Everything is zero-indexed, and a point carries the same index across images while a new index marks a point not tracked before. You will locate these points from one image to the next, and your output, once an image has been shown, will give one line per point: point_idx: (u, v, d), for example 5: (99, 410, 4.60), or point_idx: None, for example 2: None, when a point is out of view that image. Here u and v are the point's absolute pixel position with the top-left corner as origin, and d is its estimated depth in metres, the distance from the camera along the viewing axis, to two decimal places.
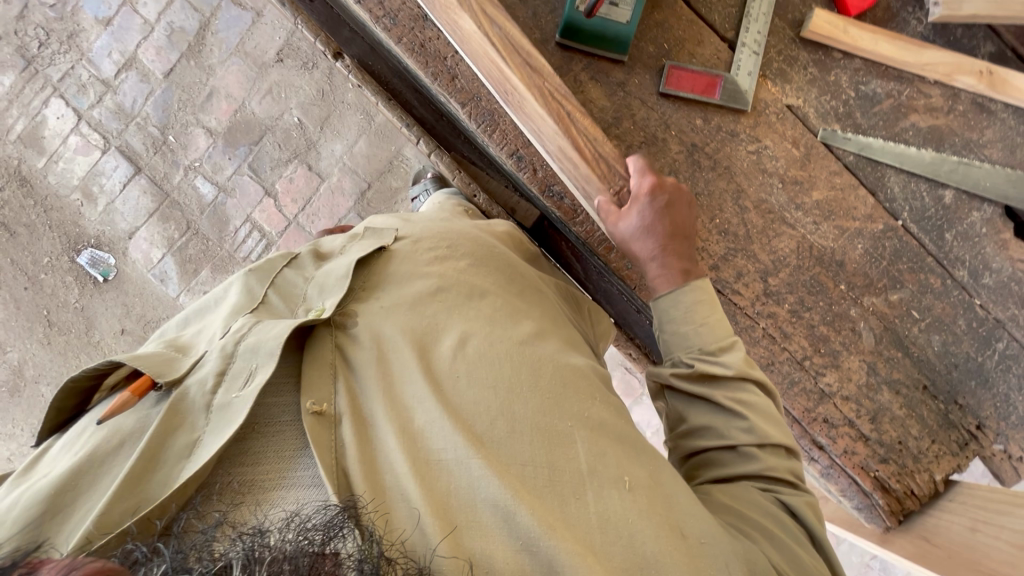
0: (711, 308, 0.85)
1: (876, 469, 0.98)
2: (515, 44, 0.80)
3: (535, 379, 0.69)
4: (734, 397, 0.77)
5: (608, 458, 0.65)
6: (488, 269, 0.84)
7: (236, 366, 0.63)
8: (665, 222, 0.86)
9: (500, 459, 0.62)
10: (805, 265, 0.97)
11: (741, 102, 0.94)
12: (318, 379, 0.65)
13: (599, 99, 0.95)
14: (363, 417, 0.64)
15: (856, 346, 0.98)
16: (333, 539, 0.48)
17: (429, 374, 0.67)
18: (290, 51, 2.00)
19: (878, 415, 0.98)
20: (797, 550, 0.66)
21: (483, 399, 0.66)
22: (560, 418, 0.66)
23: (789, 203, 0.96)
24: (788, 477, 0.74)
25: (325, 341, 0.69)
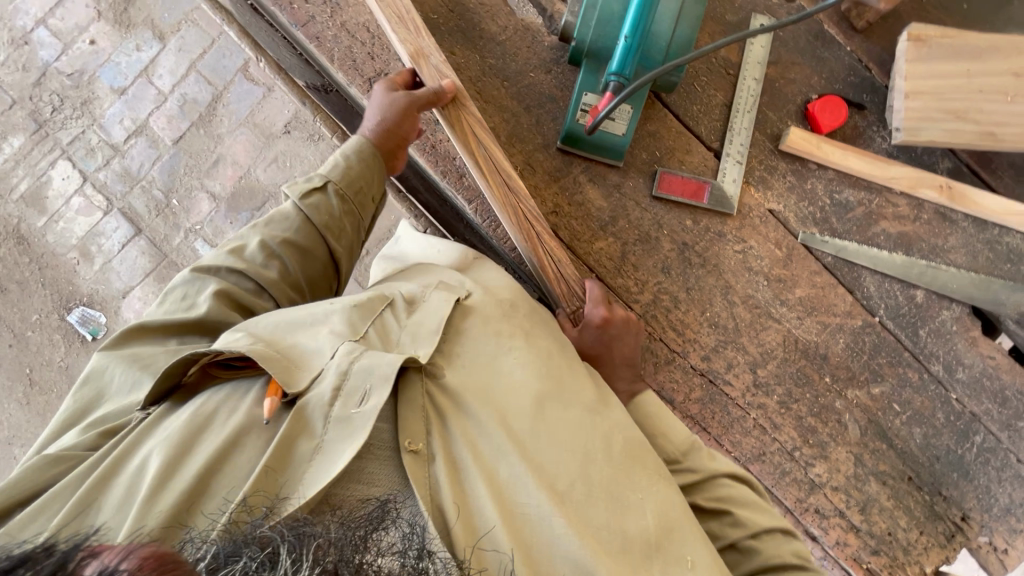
0: (664, 419, 0.84)
1: (868, 561, 0.99)
2: (499, 168, 0.91)
3: (614, 447, 0.68)
4: (711, 498, 0.79)
5: (678, 536, 0.65)
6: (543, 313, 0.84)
7: (351, 384, 0.62)
8: (618, 354, 0.90)
9: (581, 521, 0.61)
10: (793, 358, 1.02)
11: (727, 206, 1.02)
12: (412, 420, 0.62)
13: (596, 199, 1.03)
14: (449, 464, 0.62)
15: (842, 437, 1.01)
16: (375, 531, 0.50)
17: (514, 427, 0.65)
18: (298, 124, 2.09)
19: (867, 505, 1.01)
20: None
21: (565, 456, 0.64)
22: (636, 490, 0.66)
23: (774, 299, 1.03)
24: (794, 560, 0.74)
25: (417, 388, 0.65)
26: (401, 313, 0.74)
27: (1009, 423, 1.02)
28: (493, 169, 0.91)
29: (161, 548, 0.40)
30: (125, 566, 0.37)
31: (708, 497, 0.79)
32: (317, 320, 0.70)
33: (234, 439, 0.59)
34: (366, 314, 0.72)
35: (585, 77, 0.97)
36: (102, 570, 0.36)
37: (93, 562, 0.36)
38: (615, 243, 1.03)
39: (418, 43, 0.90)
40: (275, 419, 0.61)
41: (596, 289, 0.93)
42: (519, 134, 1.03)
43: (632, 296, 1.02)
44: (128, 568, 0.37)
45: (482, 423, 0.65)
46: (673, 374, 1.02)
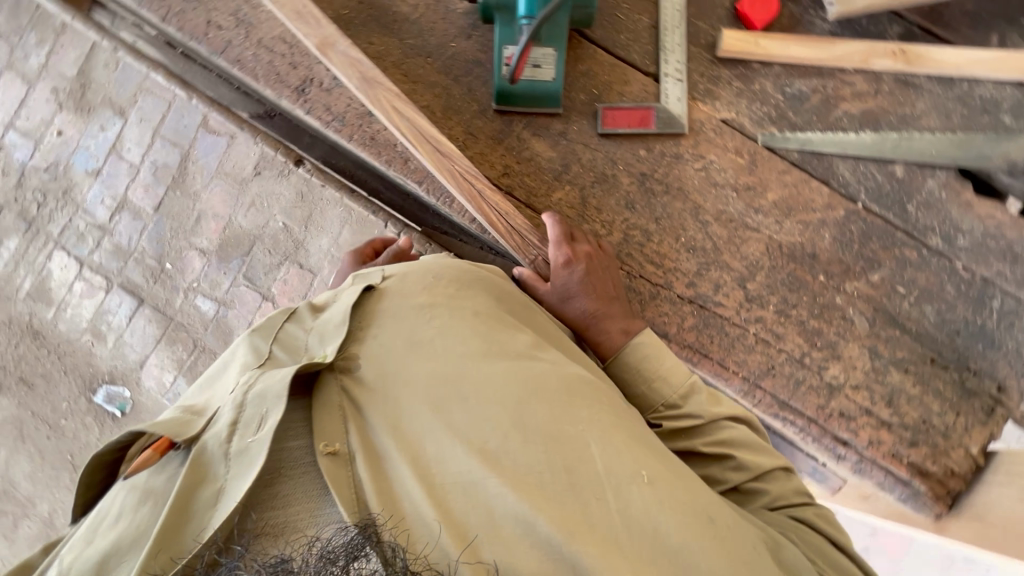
0: (664, 357, 0.85)
1: (908, 455, 0.95)
2: (427, 137, 0.92)
3: (542, 390, 0.65)
4: (712, 441, 0.77)
5: (626, 455, 0.61)
6: (473, 283, 0.80)
7: (247, 413, 0.60)
8: (590, 288, 0.91)
9: (515, 472, 0.58)
10: (781, 264, 0.98)
11: (677, 125, 0.99)
12: (330, 424, 0.62)
13: (545, 151, 1.01)
14: (370, 454, 0.60)
15: (851, 333, 0.97)
16: (355, 559, 0.47)
17: (433, 399, 0.64)
18: (265, 163, 2.04)
19: (893, 397, 0.96)
20: (824, 547, 0.67)
21: (490, 413, 0.62)
22: (573, 424, 0.63)
23: (746, 208, 0.99)
24: (800, 497, 0.73)
25: (332, 389, 0.65)
26: (307, 321, 0.77)
27: None
28: (421, 139, 0.91)
29: None
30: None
31: (709, 439, 0.77)
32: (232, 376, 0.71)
33: (141, 510, 0.58)
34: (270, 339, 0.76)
35: (502, 31, 0.96)
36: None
37: None
38: (574, 191, 1.01)
39: (321, 33, 0.91)
40: (176, 472, 0.60)
41: (557, 227, 0.93)
42: (453, 106, 1.02)
43: (602, 239, 1.00)
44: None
45: (400, 404, 0.64)
46: (661, 308, 0.99)
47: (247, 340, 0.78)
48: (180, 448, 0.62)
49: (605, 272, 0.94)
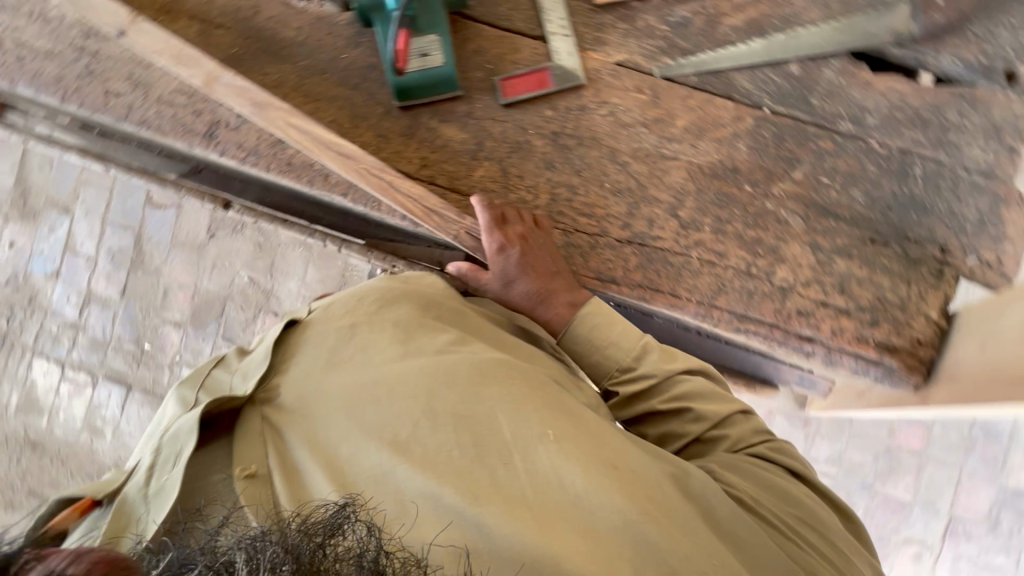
0: (612, 324, 0.96)
1: (872, 335, 0.96)
2: (329, 143, 0.93)
3: (447, 381, 0.79)
4: (671, 398, 0.90)
5: (523, 423, 0.76)
6: (393, 299, 0.94)
7: (165, 452, 0.77)
8: (527, 267, 0.96)
9: (425, 456, 0.74)
10: (707, 184, 1.00)
11: (575, 78, 1.01)
12: (250, 450, 0.77)
13: (456, 134, 1.03)
14: (306, 462, 0.75)
15: (789, 233, 0.98)
16: (333, 534, 0.60)
17: (353, 409, 0.79)
18: (218, 224, 2.13)
19: (845, 284, 0.97)
20: (773, 476, 0.82)
21: (405, 411, 0.77)
22: (475, 405, 0.77)
23: (660, 140, 1.01)
24: (756, 436, 0.88)
25: (254, 418, 0.81)
26: (231, 365, 0.94)
27: (942, 140, 0.97)
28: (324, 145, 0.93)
29: (109, 557, 0.51)
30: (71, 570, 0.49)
31: (667, 398, 0.90)
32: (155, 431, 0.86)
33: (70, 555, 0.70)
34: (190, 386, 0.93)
35: (383, 30, 0.98)
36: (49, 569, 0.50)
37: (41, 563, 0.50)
38: (492, 165, 1.02)
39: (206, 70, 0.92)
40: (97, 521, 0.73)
41: (486, 212, 0.96)
42: (358, 113, 1.04)
43: (530, 204, 1.02)
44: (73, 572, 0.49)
45: (324, 418, 0.79)
46: (603, 255, 1.00)
47: (177, 391, 0.93)
48: (100, 503, 0.75)
49: (543, 249, 0.98)
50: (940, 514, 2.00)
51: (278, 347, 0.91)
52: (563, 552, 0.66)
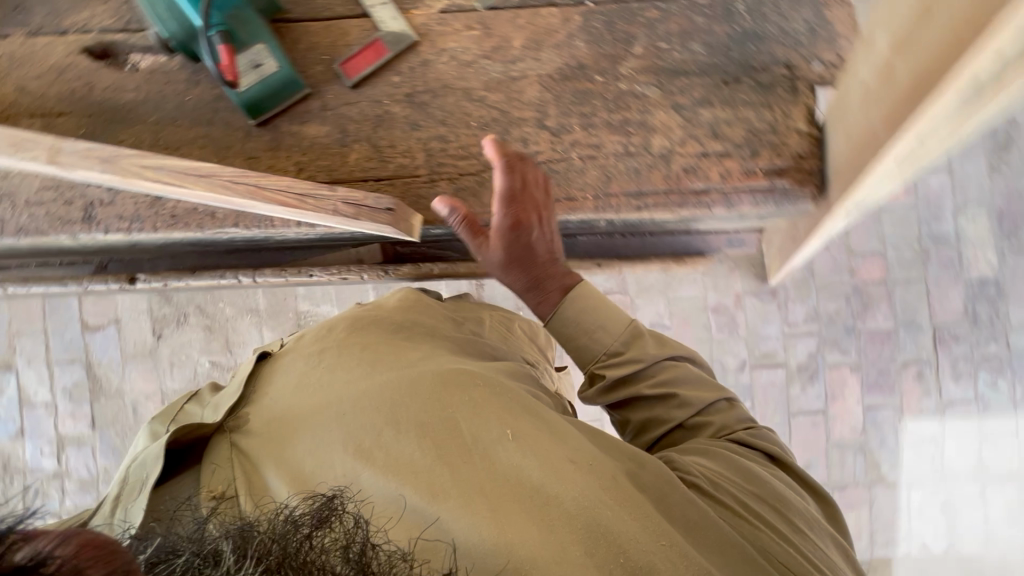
0: (600, 311, 1.05)
1: (757, 166, 1.01)
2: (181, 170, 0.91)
3: (411, 395, 0.88)
4: (658, 384, 1.00)
5: (486, 425, 0.85)
6: (354, 327, 1.05)
7: (133, 480, 0.86)
8: (529, 248, 1.02)
9: (387, 460, 0.82)
10: (562, 89, 1.04)
11: (407, 37, 1.04)
12: (220, 471, 0.84)
13: (319, 130, 1.05)
14: (278, 481, 0.81)
15: (651, 103, 1.03)
16: (318, 528, 0.67)
17: (321, 424, 0.86)
18: (161, 322, 2.13)
19: (717, 129, 1.02)
20: (749, 464, 0.92)
21: (370, 421, 0.85)
22: (441, 412, 0.86)
23: (505, 65, 1.04)
24: (734, 423, 0.99)
25: (223, 444, 0.87)
26: (203, 401, 1.03)
27: None
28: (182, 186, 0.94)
29: (95, 538, 0.51)
30: (60, 552, 0.48)
31: (656, 383, 1.00)
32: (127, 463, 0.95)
33: None
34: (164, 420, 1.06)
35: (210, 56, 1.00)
36: (33, 552, 0.47)
37: (27, 547, 0.48)
38: (363, 145, 1.05)
39: None
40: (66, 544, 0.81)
41: (505, 180, 0.96)
42: (222, 145, 1.05)
43: (411, 167, 1.04)
44: (62, 555, 0.48)
45: (293, 436, 0.86)
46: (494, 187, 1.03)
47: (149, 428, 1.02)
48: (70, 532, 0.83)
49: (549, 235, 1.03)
50: (922, 328, 2.09)
51: (251, 378, 1.01)
52: (519, 534, 0.75)
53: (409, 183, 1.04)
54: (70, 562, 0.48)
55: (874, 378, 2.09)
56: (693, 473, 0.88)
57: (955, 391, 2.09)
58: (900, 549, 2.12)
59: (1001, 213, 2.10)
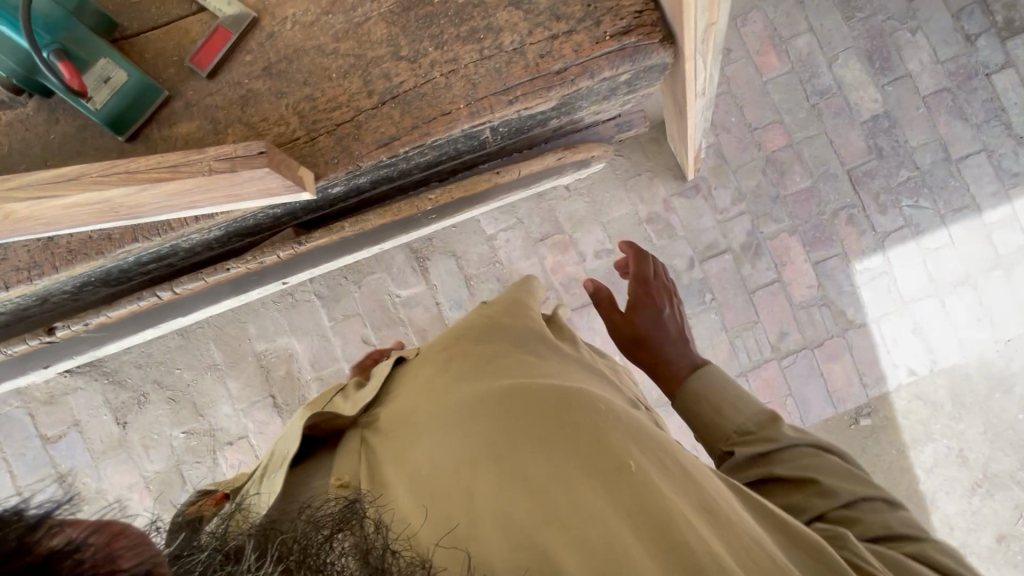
0: (728, 396, 1.26)
1: (604, 32, 1.07)
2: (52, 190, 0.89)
3: (527, 403, 0.80)
4: (800, 468, 1.10)
5: (606, 446, 0.75)
6: (479, 341, 1.04)
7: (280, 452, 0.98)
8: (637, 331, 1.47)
9: (484, 464, 0.74)
10: (407, 18, 1.08)
11: (245, 16, 1.07)
12: (344, 461, 0.87)
13: (190, 127, 1.06)
14: (393, 484, 0.78)
15: (492, 8, 1.08)
16: (340, 531, 0.63)
17: (439, 423, 0.83)
18: (123, 409, 2.08)
19: (558, 12, 1.08)
20: (906, 559, 0.95)
21: (478, 427, 0.79)
22: (557, 416, 0.78)
23: (347, 13, 1.08)
24: (894, 529, 1.02)
25: (355, 438, 0.92)
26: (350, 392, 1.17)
27: None
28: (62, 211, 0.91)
29: (121, 528, 0.51)
30: (93, 539, 0.48)
31: (791, 465, 1.11)
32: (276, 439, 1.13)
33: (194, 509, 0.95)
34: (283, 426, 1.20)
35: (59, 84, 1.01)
36: (69, 537, 0.47)
37: (64, 530, 0.47)
38: (237, 127, 1.06)
39: None
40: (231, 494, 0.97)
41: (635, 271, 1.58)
42: None
43: (287, 131, 1.06)
44: (96, 541, 0.48)
45: (409, 437, 0.85)
46: (371, 124, 1.06)
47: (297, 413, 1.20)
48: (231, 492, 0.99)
49: (651, 327, 1.47)
50: (838, 175, 2.21)
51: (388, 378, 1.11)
52: (622, 554, 0.64)
53: (291, 147, 1.05)
54: (104, 549, 0.48)
55: (812, 234, 2.19)
56: (867, 561, 0.89)
57: (886, 223, 2.21)
58: (890, 383, 2.20)
59: (869, 53, 2.26)
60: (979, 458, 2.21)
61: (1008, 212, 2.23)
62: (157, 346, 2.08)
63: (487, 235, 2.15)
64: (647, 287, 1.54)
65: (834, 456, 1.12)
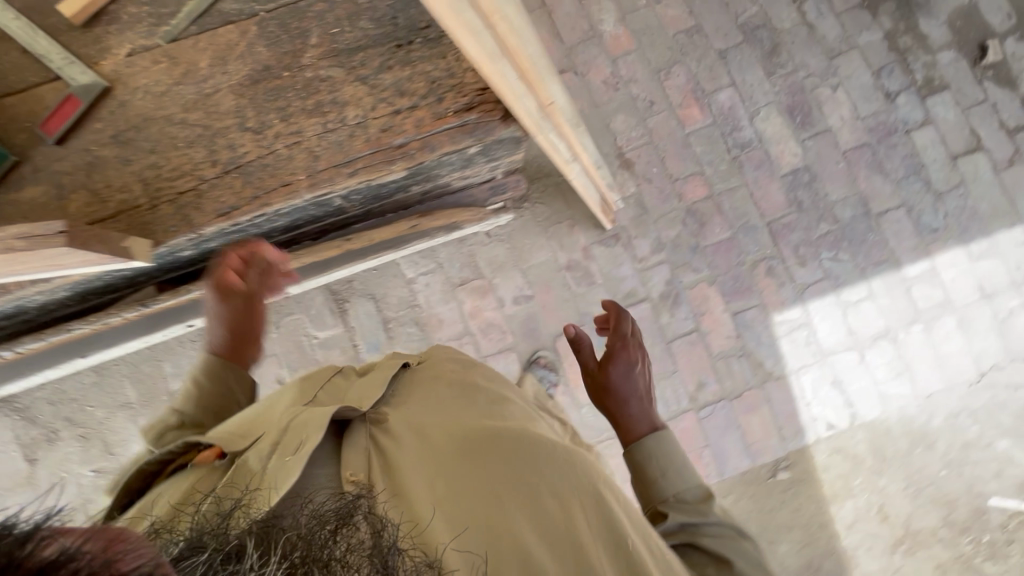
0: (678, 462, 1.26)
1: (445, 108, 1.10)
2: None
3: (546, 459, 0.93)
4: (722, 545, 1.11)
5: (599, 519, 0.89)
6: (491, 389, 1.14)
7: (281, 434, 0.91)
8: (602, 382, 1.40)
9: (495, 506, 0.85)
10: (255, 91, 1.11)
11: (97, 85, 1.10)
12: (351, 456, 0.89)
13: (35, 191, 1.08)
14: (416, 491, 0.84)
15: (337, 82, 1.11)
16: (344, 528, 0.66)
17: (457, 453, 0.92)
18: (33, 446, 2.08)
19: (401, 87, 1.11)
20: None
21: (497, 471, 0.89)
22: (568, 475, 0.92)
23: (197, 85, 1.12)
24: None
25: (363, 434, 0.95)
26: (345, 384, 1.18)
27: None
28: None
29: (121, 533, 0.50)
30: (88, 548, 0.46)
31: (716, 539, 1.12)
32: (269, 407, 1.10)
33: (170, 493, 0.89)
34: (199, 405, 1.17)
35: None
36: (62, 548, 0.45)
37: (56, 541, 0.45)
38: (82, 193, 1.08)
39: None
40: (214, 471, 0.92)
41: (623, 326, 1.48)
42: None
43: (131, 198, 1.08)
44: (92, 549, 0.46)
45: (424, 455, 0.91)
46: (212, 192, 1.08)
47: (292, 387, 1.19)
48: (223, 457, 0.95)
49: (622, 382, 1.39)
50: (757, 227, 2.23)
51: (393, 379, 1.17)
52: None
53: (132, 214, 1.07)
54: (100, 557, 0.46)
55: (731, 285, 2.20)
56: None
57: (805, 275, 2.22)
58: (809, 436, 2.18)
59: (790, 108, 2.30)
60: (900, 515, 2.18)
61: (926, 267, 2.24)
62: (68, 383, 2.08)
63: (406, 278, 2.16)
64: (623, 339, 1.46)
65: (756, 547, 1.14)
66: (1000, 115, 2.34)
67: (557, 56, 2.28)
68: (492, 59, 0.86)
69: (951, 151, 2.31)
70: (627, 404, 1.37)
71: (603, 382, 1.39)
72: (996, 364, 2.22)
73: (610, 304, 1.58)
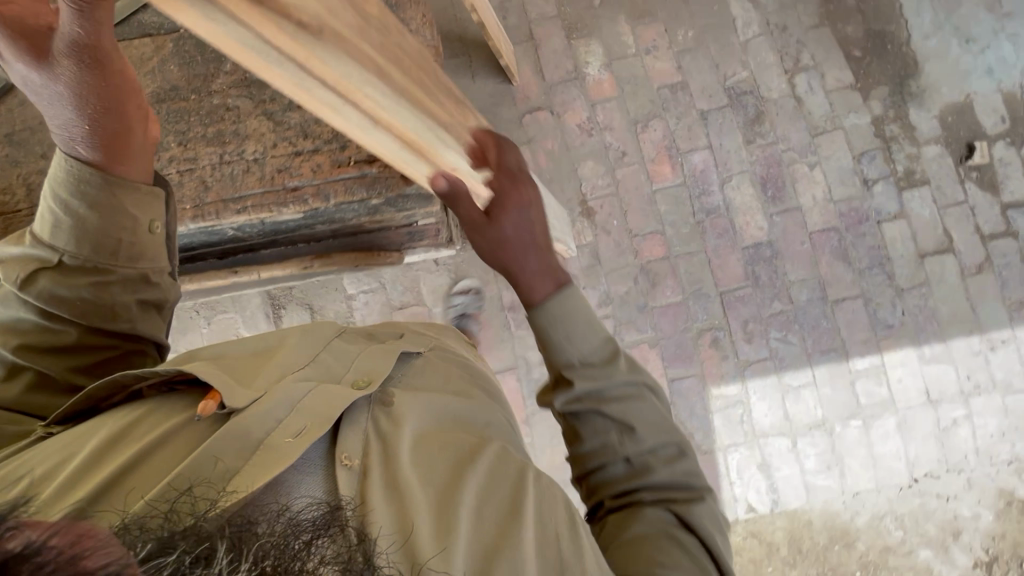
0: (581, 317, 0.92)
1: (347, 157, 1.07)
2: None
3: (548, 485, 0.84)
4: (635, 417, 0.91)
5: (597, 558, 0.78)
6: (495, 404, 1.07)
7: (291, 417, 0.79)
8: (487, 221, 0.93)
9: (488, 524, 0.75)
10: (160, 110, 1.09)
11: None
12: (349, 440, 0.79)
13: None
14: (414, 491, 0.74)
15: (242, 113, 1.09)
16: (316, 536, 0.56)
17: (456, 457, 0.83)
18: None
19: (305, 128, 1.08)
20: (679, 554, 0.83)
21: (497, 488, 0.80)
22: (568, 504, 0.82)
23: None
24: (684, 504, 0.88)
25: (366, 417, 0.85)
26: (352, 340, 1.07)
27: None
28: None
29: (89, 529, 0.47)
30: (56, 542, 0.43)
31: (618, 402, 0.90)
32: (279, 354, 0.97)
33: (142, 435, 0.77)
34: (90, 251, 0.93)
35: None
36: (26, 541, 0.42)
37: (22, 530, 0.43)
38: None
39: None
40: (198, 425, 0.79)
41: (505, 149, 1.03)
42: None
43: (12, 201, 1.06)
44: (58, 544, 0.43)
45: (424, 453, 0.82)
46: None
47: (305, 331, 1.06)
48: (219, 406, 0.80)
49: (513, 222, 0.94)
50: (709, 295, 2.19)
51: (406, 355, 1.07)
52: None
53: (10, 219, 1.05)
54: (66, 552, 0.43)
55: (673, 350, 2.17)
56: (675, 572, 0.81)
57: (750, 351, 2.17)
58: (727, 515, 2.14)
59: (764, 179, 2.25)
60: None
61: (875, 363, 2.19)
62: None
63: (346, 293, 2.14)
64: (511, 178, 0.97)
65: (663, 405, 0.95)
66: (977, 219, 2.28)
67: (535, 91, 2.24)
68: (363, 132, 0.89)
69: (921, 248, 2.25)
70: (519, 254, 0.93)
71: (497, 235, 0.93)
72: (930, 472, 2.17)
73: (484, 135, 1.07)
